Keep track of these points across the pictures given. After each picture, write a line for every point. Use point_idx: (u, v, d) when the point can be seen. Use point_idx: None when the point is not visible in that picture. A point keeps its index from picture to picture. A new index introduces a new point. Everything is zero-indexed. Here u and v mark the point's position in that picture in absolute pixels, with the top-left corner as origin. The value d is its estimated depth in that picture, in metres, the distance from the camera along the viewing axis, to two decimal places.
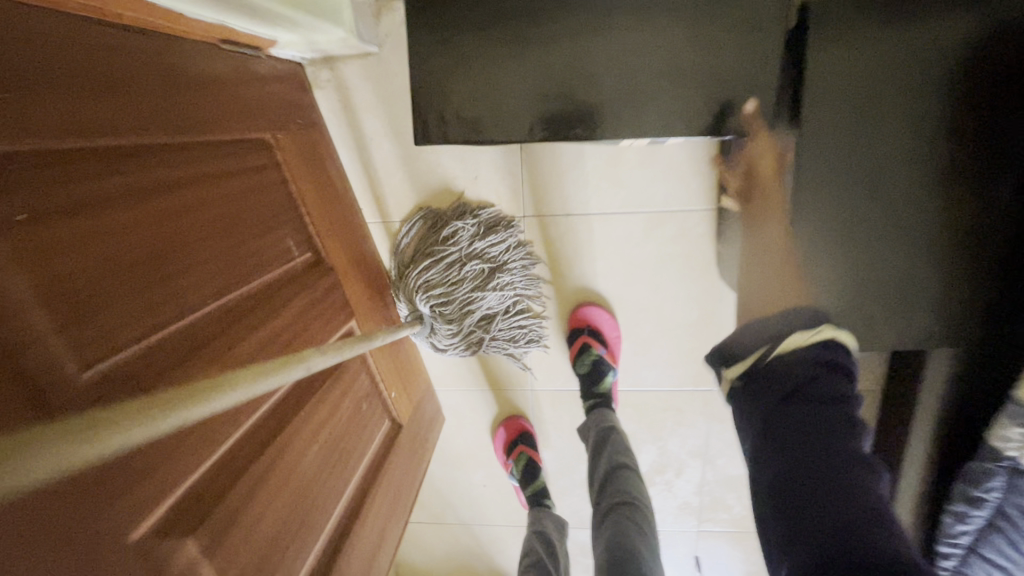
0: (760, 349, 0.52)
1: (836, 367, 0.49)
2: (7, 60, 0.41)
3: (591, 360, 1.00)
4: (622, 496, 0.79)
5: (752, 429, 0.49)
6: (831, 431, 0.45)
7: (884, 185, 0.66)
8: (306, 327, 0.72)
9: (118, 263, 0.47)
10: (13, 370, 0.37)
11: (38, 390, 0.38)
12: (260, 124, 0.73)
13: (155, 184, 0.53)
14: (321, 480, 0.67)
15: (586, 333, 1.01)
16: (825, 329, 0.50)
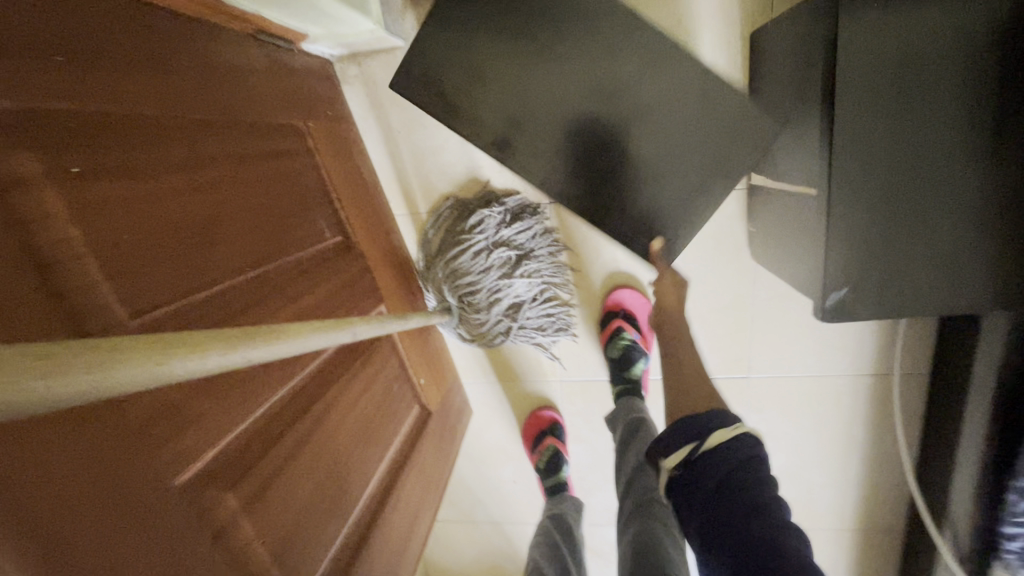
0: (691, 444, 0.61)
1: (749, 457, 0.59)
2: (76, 32, 0.44)
3: (623, 345, 0.99)
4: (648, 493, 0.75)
5: (695, 519, 0.57)
6: (755, 513, 0.54)
7: (927, 151, 0.63)
8: (337, 307, 0.73)
9: (167, 223, 0.48)
10: (65, 310, 0.39)
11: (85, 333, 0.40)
12: (293, 112, 0.76)
13: (197, 154, 0.54)
14: (355, 454, 0.67)
15: (621, 317, 1.01)
16: (740, 425, 0.61)
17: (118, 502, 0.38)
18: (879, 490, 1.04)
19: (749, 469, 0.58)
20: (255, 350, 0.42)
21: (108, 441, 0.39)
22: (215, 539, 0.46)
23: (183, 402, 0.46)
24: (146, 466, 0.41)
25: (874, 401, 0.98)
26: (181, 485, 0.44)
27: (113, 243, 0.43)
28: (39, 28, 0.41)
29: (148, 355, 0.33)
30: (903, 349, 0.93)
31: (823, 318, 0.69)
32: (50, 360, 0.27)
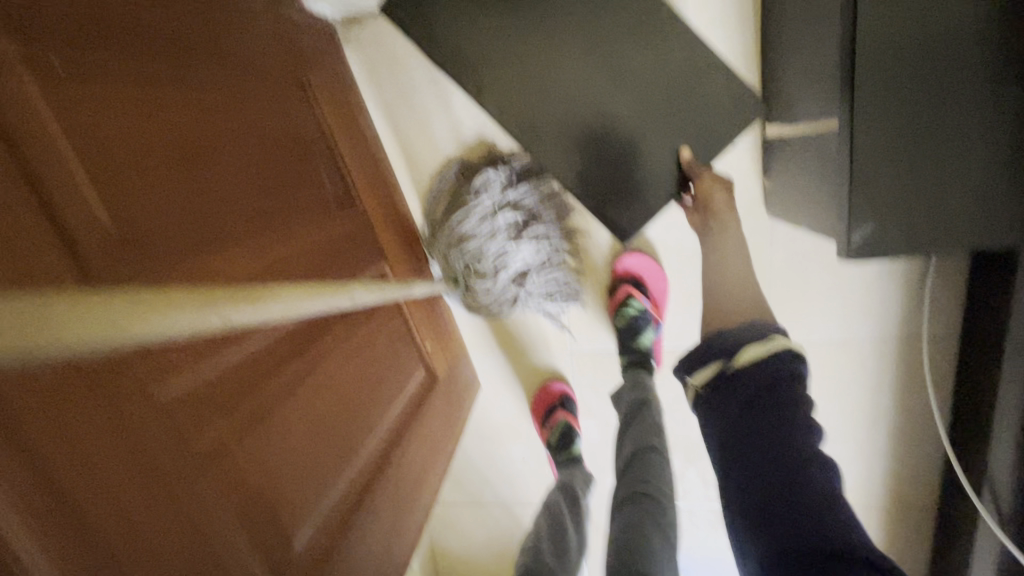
0: (717, 362, 0.56)
1: (791, 373, 0.53)
2: None
3: (631, 314, 0.95)
4: (639, 484, 0.71)
5: (720, 435, 0.53)
6: (791, 433, 0.50)
7: (954, 79, 0.59)
8: (337, 258, 0.70)
9: (152, 142, 0.46)
10: (40, 197, 0.35)
11: (58, 223, 0.36)
12: (293, 62, 0.74)
13: (185, 80, 0.52)
14: (354, 407, 0.64)
15: (631, 283, 0.96)
16: (776, 337, 0.55)
17: (102, 402, 0.35)
18: (907, 462, 0.99)
19: (783, 387, 0.52)
20: (238, 313, 0.41)
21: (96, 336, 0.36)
22: (208, 462, 0.44)
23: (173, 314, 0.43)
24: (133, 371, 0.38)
25: (900, 365, 0.93)
26: (172, 400, 0.42)
27: (96, 150, 0.40)
28: None
29: (118, 314, 0.30)
30: (929, 307, 0.89)
31: (846, 255, 0.66)
32: (42, 323, 0.26)
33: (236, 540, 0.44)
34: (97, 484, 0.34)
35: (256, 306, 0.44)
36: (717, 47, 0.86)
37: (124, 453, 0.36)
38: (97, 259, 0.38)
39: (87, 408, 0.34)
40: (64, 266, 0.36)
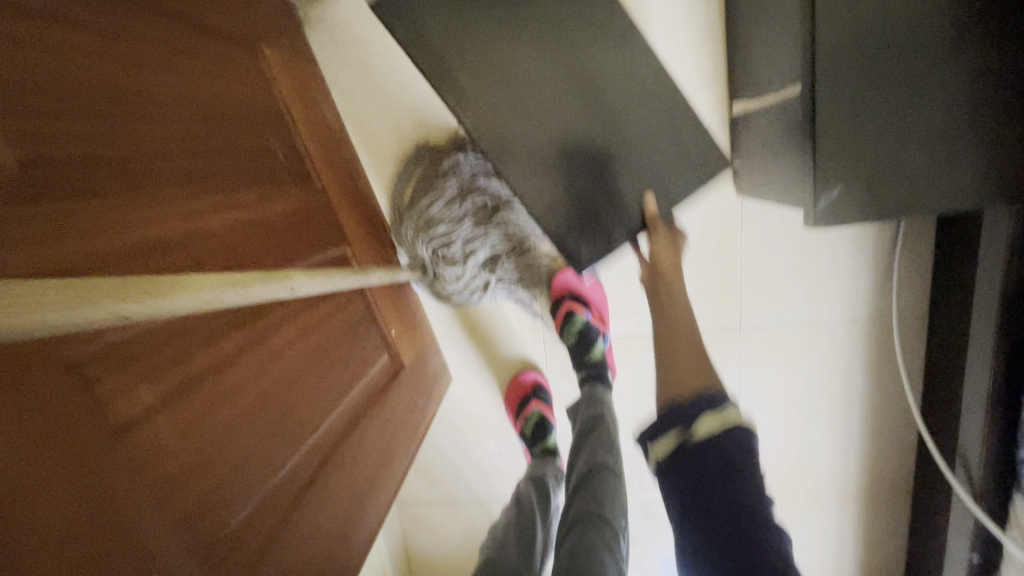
0: (678, 432, 0.51)
1: (747, 445, 0.49)
2: None
3: (578, 328, 0.93)
4: (593, 506, 0.69)
5: (676, 504, 0.50)
6: (746, 509, 0.47)
7: (919, 39, 0.58)
8: (291, 232, 0.67)
9: (59, 82, 0.41)
10: None
11: None
12: (246, 33, 0.71)
13: (93, 18, 0.46)
14: (313, 385, 0.60)
15: (569, 299, 0.94)
16: (731, 408, 0.51)
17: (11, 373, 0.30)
18: (881, 443, 0.98)
19: (741, 460, 0.49)
20: (133, 308, 0.35)
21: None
22: (129, 431, 0.38)
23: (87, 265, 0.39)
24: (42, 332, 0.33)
25: (873, 345, 0.93)
26: (76, 358, 0.35)
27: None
28: None
29: None
30: (897, 284, 0.89)
31: (814, 222, 0.67)
32: None
33: (156, 526, 0.38)
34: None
35: (162, 302, 0.37)
36: (680, 25, 0.86)
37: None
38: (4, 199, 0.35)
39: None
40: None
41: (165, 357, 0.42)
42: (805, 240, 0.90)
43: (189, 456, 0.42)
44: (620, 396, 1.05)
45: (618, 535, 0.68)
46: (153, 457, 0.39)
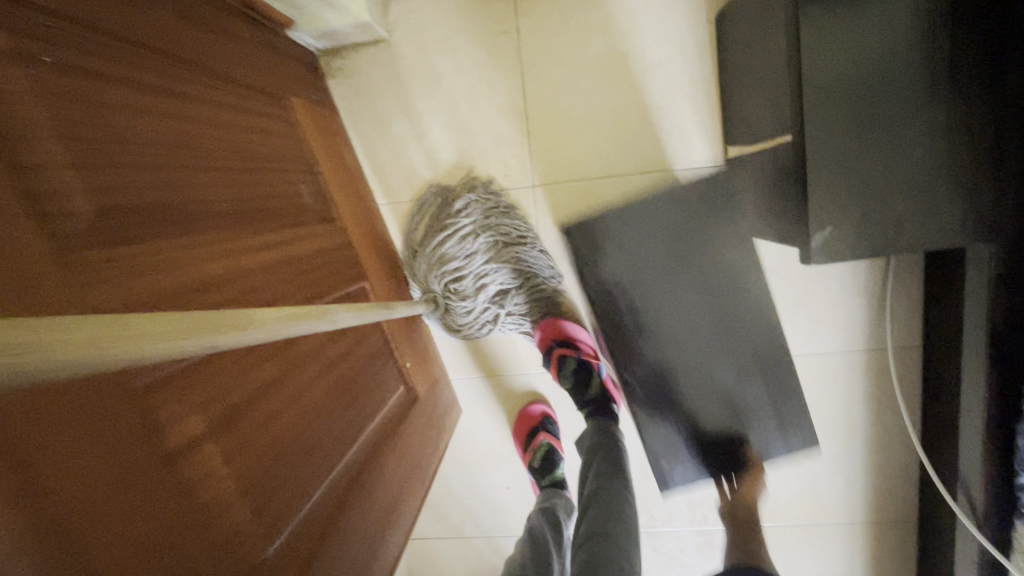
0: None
1: None
2: None
3: (572, 370, 0.95)
4: (599, 524, 0.73)
5: None
6: None
7: (897, 92, 0.64)
8: (316, 269, 0.70)
9: (121, 135, 0.46)
10: (19, 176, 0.36)
11: (37, 205, 0.36)
12: (275, 86, 0.77)
13: (150, 80, 0.52)
14: (335, 414, 0.62)
15: (557, 346, 0.97)
16: None
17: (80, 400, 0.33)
18: (884, 473, 1.00)
19: None
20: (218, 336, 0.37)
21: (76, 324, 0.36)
22: (179, 457, 0.40)
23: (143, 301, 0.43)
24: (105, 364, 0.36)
25: (871, 376, 0.96)
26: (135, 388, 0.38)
27: (58, 136, 0.40)
28: None
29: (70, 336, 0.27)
30: (890, 315, 0.93)
31: (811, 258, 0.70)
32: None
33: (200, 553, 0.39)
34: (27, 463, 0.29)
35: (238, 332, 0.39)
36: (675, 75, 0.93)
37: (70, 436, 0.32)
38: (76, 241, 0.39)
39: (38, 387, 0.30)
40: (41, 243, 0.36)
41: (209, 387, 0.45)
42: (801, 274, 0.94)
43: (231, 481, 0.44)
44: (628, 427, 1.06)
45: (630, 548, 0.71)
46: (198, 482, 0.41)
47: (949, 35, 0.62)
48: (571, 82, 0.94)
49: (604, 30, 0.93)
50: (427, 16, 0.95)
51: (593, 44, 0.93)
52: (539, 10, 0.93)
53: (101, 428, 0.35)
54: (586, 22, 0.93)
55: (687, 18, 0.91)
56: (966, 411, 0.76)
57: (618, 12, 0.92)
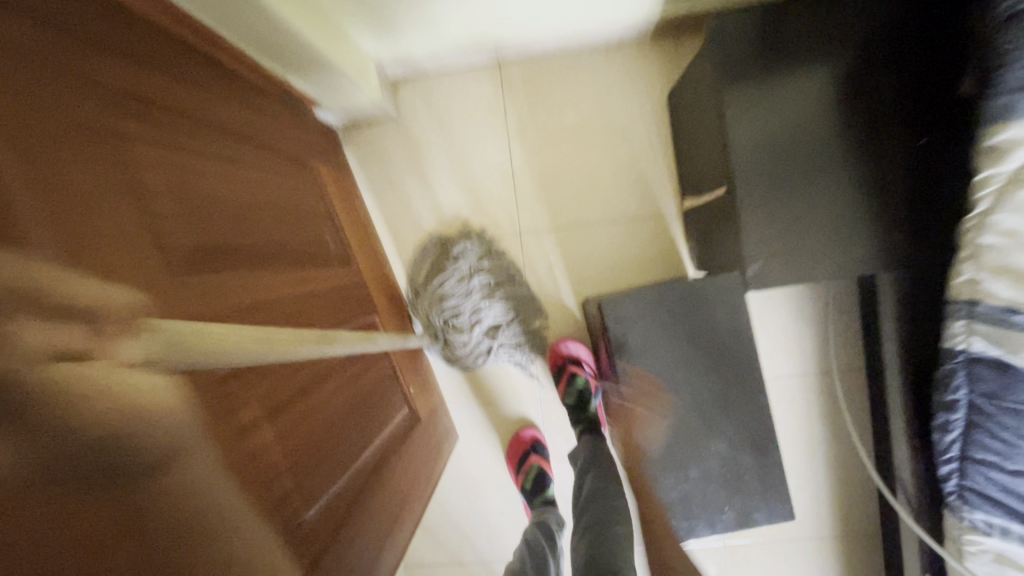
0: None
1: None
2: (153, 56, 0.60)
3: (579, 387, 1.06)
4: (599, 515, 0.84)
5: None
6: None
7: (802, 154, 0.80)
8: (337, 302, 0.83)
9: (205, 191, 0.59)
10: (146, 217, 0.49)
11: (154, 238, 0.49)
12: (306, 155, 0.93)
13: (223, 151, 0.66)
14: (351, 422, 0.73)
15: (570, 365, 1.08)
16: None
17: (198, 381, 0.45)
18: (847, 488, 1.09)
19: None
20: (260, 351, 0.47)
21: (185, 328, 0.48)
22: (246, 434, 0.51)
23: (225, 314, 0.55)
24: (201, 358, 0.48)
25: (824, 397, 1.07)
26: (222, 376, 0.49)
27: (167, 193, 0.53)
28: (134, 51, 0.56)
29: (199, 331, 0.38)
30: (833, 341, 1.06)
31: (744, 288, 0.84)
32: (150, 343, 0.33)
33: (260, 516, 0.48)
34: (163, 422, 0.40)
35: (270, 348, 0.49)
36: (636, 142, 1.11)
37: (195, 404, 0.43)
38: (181, 268, 0.51)
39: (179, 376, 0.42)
40: (163, 267, 0.49)
41: (265, 384, 0.57)
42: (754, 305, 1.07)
43: (279, 457, 0.55)
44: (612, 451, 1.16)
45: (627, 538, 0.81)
46: (256, 457, 0.51)
47: (839, 110, 0.79)
48: (548, 148, 1.13)
49: (576, 107, 1.12)
50: (429, 97, 1.14)
51: (568, 118, 1.12)
52: (521, 91, 1.13)
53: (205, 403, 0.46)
54: (561, 101, 1.12)
55: (644, 97, 1.10)
56: (896, 416, 0.87)
57: (587, 92, 1.11)
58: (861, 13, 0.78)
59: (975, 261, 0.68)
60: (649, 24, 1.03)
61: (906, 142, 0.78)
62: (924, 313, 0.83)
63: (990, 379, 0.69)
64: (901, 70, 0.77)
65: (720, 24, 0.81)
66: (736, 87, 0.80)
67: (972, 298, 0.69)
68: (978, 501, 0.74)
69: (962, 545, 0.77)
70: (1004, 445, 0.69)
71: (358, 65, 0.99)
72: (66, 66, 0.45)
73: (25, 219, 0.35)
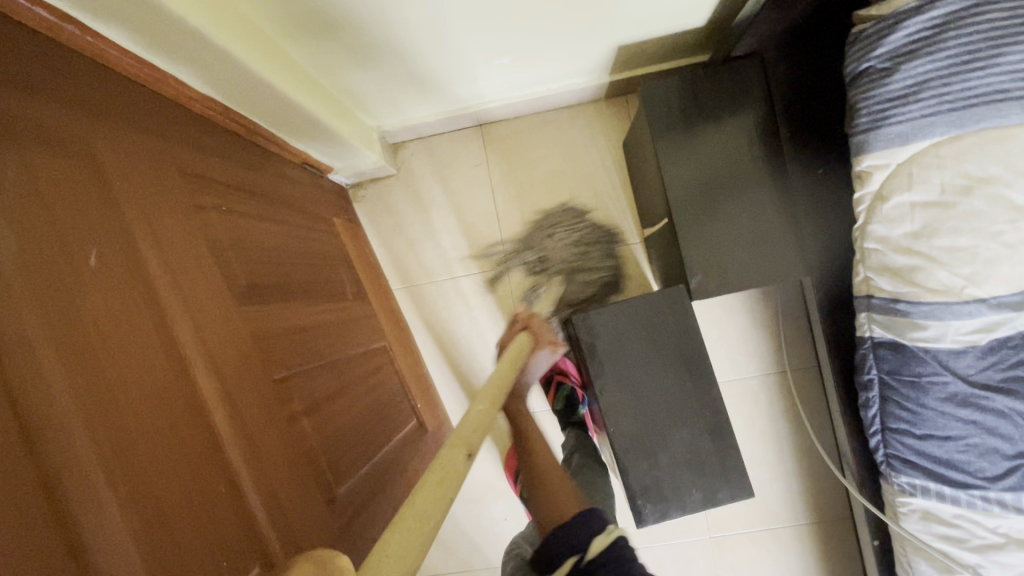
0: (574, 556, 0.63)
1: None
2: (215, 146, 0.80)
3: (565, 394, 1.21)
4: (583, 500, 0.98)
5: None
6: None
7: (729, 183, 0.98)
8: (357, 329, 1.00)
9: (254, 241, 0.78)
10: (219, 261, 0.67)
11: (225, 274, 0.67)
12: (324, 211, 1.13)
13: (263, 212, 0.86)
14: (372, 425, 0.87)
15: (557, 376, 1.23)
16: None
17: (252, 378, 0.62)
18: (813, 478, 1.20)
19: None
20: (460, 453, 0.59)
21: (249, 341, 0.65)
22: (295, 421, 0.67)
23: (276, 334, 0.72)
24: (259, 363, 0.65)
25: (783, 394, 1.21)
26: (278, 379, 0.68)
27: (232, 246, 0.72)
28: (202, 144, 0.76)
29: None
30: (784, 343, 1.21)
31: (688, 299, 1.01)
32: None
33: (304, 482, 0.64)
34: (234, 403, 0.57)
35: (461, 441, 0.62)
36: (600, 182, 1.31)
37: (244, 400, 0.59)
38: (245, 297, 0.69)
39: (233, 379, 0.59)
40: (232, 294, 0.66)
41: (304, 387, 0.73)
42: (714, 316, 1.23)
43: (321, 443, 0.71)
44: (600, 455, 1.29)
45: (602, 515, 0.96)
46: (303, 442, 0.67)
47: (753, 147, 0.98)
48: (527, 192, 1.32)
49: (548, 157, 1.32)
50: (423, 157, 1.35)
51: (540, 167, 1.32)
52: (502, 146, 1.33)
53: (259, 394, 0.62)
54: (534, 153, 1.32)
55: (605, 146, 1.30)
56: (835, 399, 1.01)
57: (557, 144, 1.32)
58: (758, 72, 0.98)
59: (865, 263, 0.83)
60: (601, 89, 1.25)
61: (806, 169, 0.97)
62: (843, 310, 0.99)
63: (891, 359, 0.83)
64: (796, 112, 0.97)
65: (651, 87, 1.00)
66: (670, 136, 0.99)
67: (867, 293, 0.85)
68: (899, 465, 0.87)
69: (897, 507, 0.89)
70: (909, 414, 0.83)
71: (365, 137, 1.20)
72: (163, 162, 0.64)
73: (153, 269, 0.54)
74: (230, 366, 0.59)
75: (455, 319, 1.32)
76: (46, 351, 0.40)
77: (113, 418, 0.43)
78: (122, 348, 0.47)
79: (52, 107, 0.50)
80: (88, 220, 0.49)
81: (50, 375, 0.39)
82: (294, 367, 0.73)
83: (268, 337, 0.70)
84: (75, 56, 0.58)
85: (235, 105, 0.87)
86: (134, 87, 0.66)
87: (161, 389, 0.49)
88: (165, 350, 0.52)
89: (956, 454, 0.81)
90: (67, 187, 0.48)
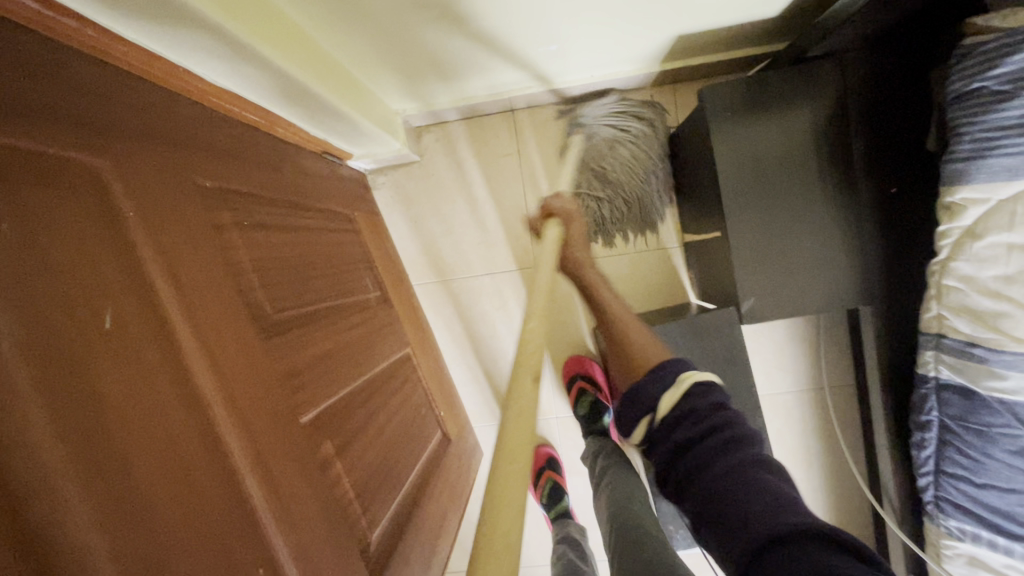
0: (647, 415, 0.62)
1: None
2: (232, 147, 0.71)
3: (588, 402, 1.17)
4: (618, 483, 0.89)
5: None
6: None
7: (790, 200, 0.90)
8: (381, 337, 0.93)
9: (276, 261, 0.71)
10: (240, 292, 0.60)
11: (249, 308, 0.60)
12: (345, 205, 1.04)
13: (283, 218, 0.78)
14: (400, 447, 0.83)
15: (580, 379, 1.21)
16: None
17: (283, 430, 0.57)
18: (841, 496, 1.18)
19: None
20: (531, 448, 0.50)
21: (277, 390, 0.59)
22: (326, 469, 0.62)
23: (305, 368, 0.66)
24: (289, 409, 0.60)
25: (819, 413, 1.17)
26: (306, 422, 0.62)
27: (255, 270, 0.65)
28: (219, 148, 0.68)
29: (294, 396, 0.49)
30: (824, 361, 1.15)
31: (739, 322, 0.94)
32: None
33: (339, 535, 0.59)
34: (268, 469, 0.52)
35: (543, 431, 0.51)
36: None
37: (276, 459, 0.54)
38: (271, 331, 0.63)
39: (264, 440, 0.53)
40: (259, 331, 0.60)
41: (331, 421, 0.67)
42: (752, 328, 1.17)
43: (350, 483, 0.66)
44: None
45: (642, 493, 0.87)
46: (334, 486, 0.63)
47: (823, 160, 0.88)
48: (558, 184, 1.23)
49: None
50: (449, 143, 1.25)
51: None
52: (531, 133, 1.23)
53: (293, 446, 0.57)
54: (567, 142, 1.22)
55: None
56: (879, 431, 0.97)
57: None
58: (835, 75, 0.87)
59: (940, 300, 0.77)
60: (648, 77, 1.14)
61: (877, 189, 0.88)
62: (900, 341, 0.94)
63: (957, 404, 0.78)
64: (873, 126, 0.87)
65: (712, 88, 0.90)
66: (729, 143, 0.89)
67: (940, 331, 0.78)
68: (950, 510, 0.83)
69: (941, 548, 0.86)
70: (970, 461, 0.78)
71: (389, 123, 1.10)
72: (179, 179, 0.56)
73: (173, 323, 0.47)
74: (260, 423, 0.54)
75: (479, 317, 1.26)
76: (56, 462, 0.34)
77: (137, 524, 0.38)
78: (145, 433, 0.41)
79: (59, 133, 0.43)
80: (101, 277, 0.42)
81: (61, 493, 0.34)
82: (321, 401, 0.67)
83: (296, 374, 0.64)
84: (72, 57, 0.49)
85: (247, 92, 0.77)
86: (141, 87, 0.57)
87: (188, 472, 0.44)
88: (191, 422, 0.46)
89: (1017, 507, 0.76)
90: (73, 239, 0.41)
